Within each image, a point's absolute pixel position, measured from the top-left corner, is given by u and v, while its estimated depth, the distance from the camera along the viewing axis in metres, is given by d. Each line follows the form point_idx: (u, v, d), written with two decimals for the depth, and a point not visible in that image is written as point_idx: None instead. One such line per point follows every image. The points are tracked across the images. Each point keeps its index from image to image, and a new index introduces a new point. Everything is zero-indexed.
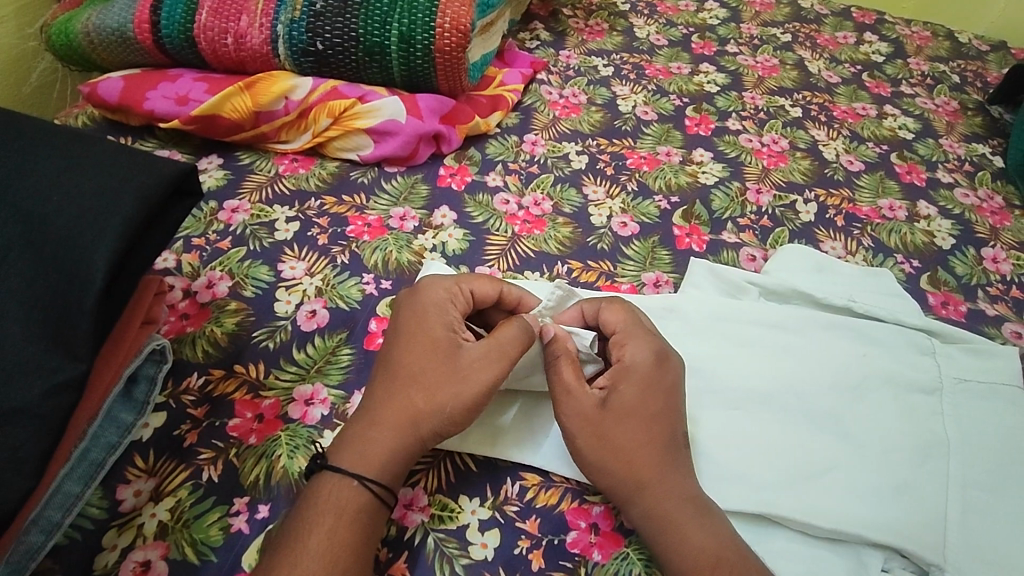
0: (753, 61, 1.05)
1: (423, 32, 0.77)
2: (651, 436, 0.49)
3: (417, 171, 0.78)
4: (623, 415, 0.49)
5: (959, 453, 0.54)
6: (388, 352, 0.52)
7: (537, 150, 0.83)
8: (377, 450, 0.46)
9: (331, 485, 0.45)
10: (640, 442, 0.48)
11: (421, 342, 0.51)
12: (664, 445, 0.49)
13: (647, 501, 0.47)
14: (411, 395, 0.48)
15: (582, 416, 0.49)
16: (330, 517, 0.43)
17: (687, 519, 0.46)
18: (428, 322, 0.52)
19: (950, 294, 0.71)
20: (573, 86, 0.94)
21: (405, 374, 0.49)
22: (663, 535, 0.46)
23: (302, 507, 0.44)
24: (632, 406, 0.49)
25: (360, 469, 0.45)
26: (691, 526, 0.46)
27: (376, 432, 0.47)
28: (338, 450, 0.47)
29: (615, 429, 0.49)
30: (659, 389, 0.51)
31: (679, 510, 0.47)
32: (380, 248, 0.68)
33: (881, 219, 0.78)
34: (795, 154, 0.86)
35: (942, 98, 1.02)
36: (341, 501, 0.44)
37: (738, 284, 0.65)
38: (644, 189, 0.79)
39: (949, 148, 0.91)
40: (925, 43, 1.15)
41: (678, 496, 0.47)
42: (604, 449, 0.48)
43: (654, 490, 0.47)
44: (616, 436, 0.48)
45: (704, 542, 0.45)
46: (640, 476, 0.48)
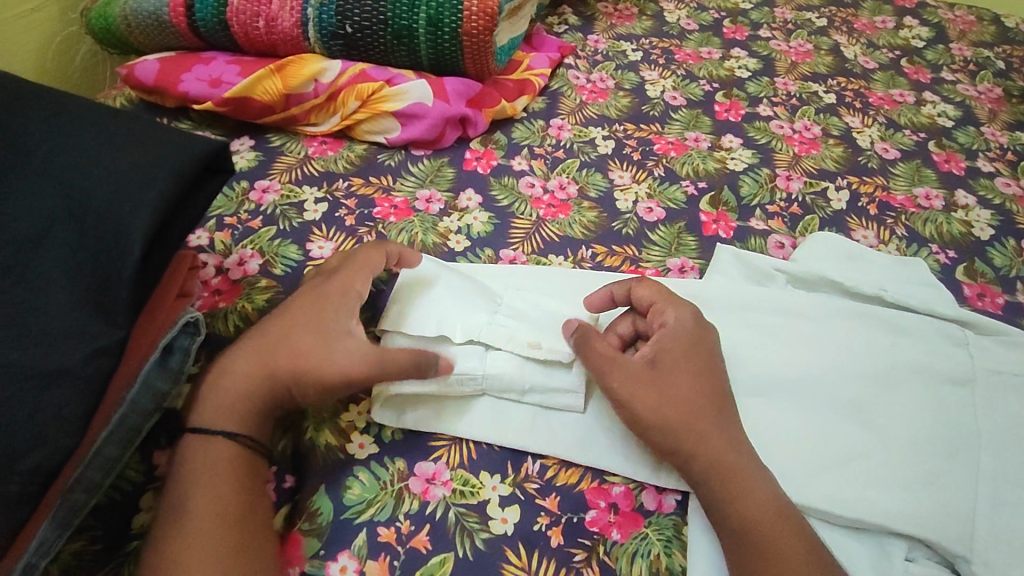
0: (787, 46, 1.03)
1: (451, 18, 0.77)
2: (704, 390, 0.50)
3: (444, 154, 0.78)
4: (672, 371, 0.50)
5: (991, 446, 0.52)
6: (278, 316, 0.52)
7: (563, 135, 0.82)
8: (230, 413, 0.47)
9: (201, 450, 0.46)
10: (692, 394, 0.49)
11: (312, 313, 0.51)
12: (713, 398, 0.50)
13: (706, 453, 0.47)
14: (278, 361, 0.49)
15: (635, 378, 0.49)
16: (213, 478, 0.45)
17: (745, 471, 0.47)
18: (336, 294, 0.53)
19: (987, 286, 0.69)
20: (600, 70, 0.94)
21: (273, 343, 0.50)
22: (724, 486, 0.46)
23: (177, 472, 0.46)
24: (678, 363, 0.51)
25: (219, 428, 0.47)
26: (750, 482, 0.46)
27: (247, 393, 0.48)
28: (200, 413, 0.48)
29: (670, 387, 0.49)
30: (698, 348, 0.52)
31: (740, 465, 0.47)
32: (406, 230, 0.69)
33: (916, 208, 0.76)
34: (828, 141, 0.85)
35: (985, 85, 0.98)
36: (218, 460, 0.46)
37: (764, 271, 0.64)
38: (671, 175, 0.78)
39: (991, 136, 0.88)
40: (968, 28, 1.11)
41: (733, 446, 0.48)
42: (659, 406, 0.48)
43: (712, 442, 0.47)
44: (673, 394, 0.49)
45: (765, 496, 0.46)
46: (700, 429, 0.48)
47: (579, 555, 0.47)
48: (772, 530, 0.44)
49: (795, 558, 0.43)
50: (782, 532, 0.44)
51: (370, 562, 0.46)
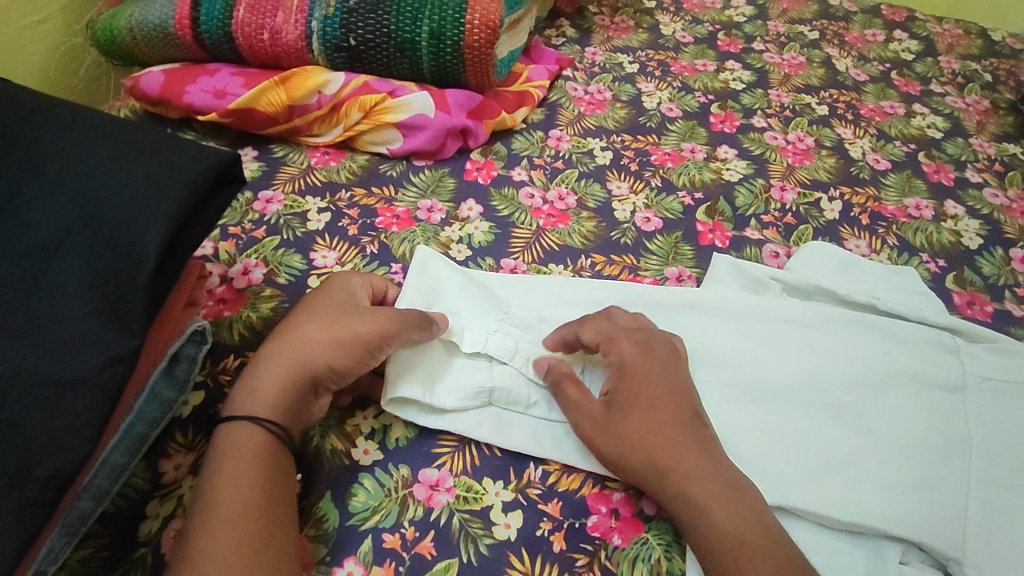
0: (780, 59, 1.05)
1: (452, 29, 0.78)
2: (666, 423, 0.50)
3: (444, 165, 0.80)
4: (632, 409, 0.50)
5: (981, 452, 0.54)
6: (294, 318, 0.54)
7: (562, 146, 0.84)
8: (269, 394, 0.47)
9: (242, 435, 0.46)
10: (653, 430, 0.49)
11: (327, 298, 0.53)
12: (676, 429, 0.49)
13: (671, 488, 0.47)
14: (306, 348, 0.50)
15: (595, 422, 0.51)
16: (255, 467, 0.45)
17: (710, 499, 0.46)
18: (349, 287, 0.55)
19: (976, 294, 0.70)
20: (598, 82, 0.95)
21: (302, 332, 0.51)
22: (693, 518, 0.46)
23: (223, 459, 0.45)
24: (640, 401, 0.51)
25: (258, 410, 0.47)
26: (721, 513, 0.46)
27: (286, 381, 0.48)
28: (245, 395, 0.47)
29: (628, 426, 0.50)
30: (666, 378, 0.52)
31: (711, 494, 0.46)
32: (408, 239, 0.70)
33: (907, 218, 0.78)
34: (821, 152, 0.86)
35: (973, 97, 1.00)
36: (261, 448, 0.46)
37: (760, 280, 0.65)
38: (667, 185, 0.80)
39: (979, 148, 0.90)
40: (956, 41, 1.13)
41: (697, 476, 0.47)
42: (621, 449, 0.49)
43: (677, 475, 0.48)
44: (633, 434, 0.49)
45: (730, 521, 0.45)
46: (662, 465, 0.48)
47: (581, 560, 0.48)
48: (737, 556, 0.44)
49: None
50: (748, 557, 0.44)
51: (376, 568, 0.47)
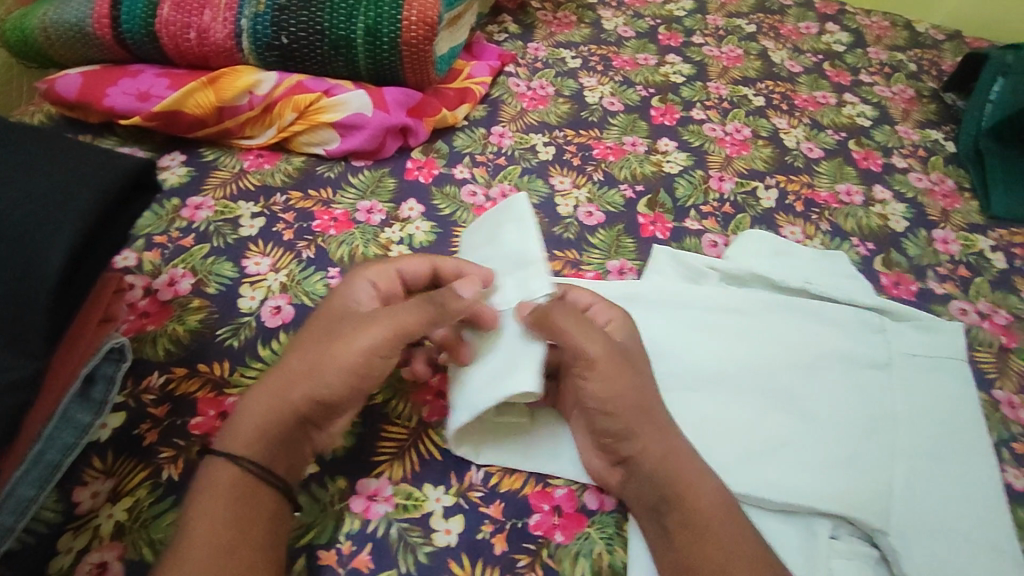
0: (718, 51, 1.07)
1: (389, 25, 0.76)
2: (654, 388, 0.51)
3: (385, 165, 0.78)
4: (635, 365, 0.51)
5: (906, 426, 0.56)
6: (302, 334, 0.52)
7: (504, 143, 0.83)
8: (251, 431, 0.46)
9: (216, 470, 0.45)
10: (649, 390, 0.50)
11: (325, 320, 0.52)
12: (660, 398, 0.51)
13: (660, 445, 0.48)
14: (293, 378, 0.48)
15: (610, 356, 0.49)
16: (224, 504, 0.43)
17: (695, 468, 0.47)
18: (348, 297, 0.54)
19: (902, 275, 0.73)
20: (540, 78, 0.95)
21: (295, 355, 0.50)
22: (670, 485, 0.47)
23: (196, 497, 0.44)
24: (638, 363, 0.52)
25: (236, 448, 0.46)
26: (693, 471, 0.47)
27: (271, 418, 0.47)
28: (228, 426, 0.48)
29: (636, 375, 0.50)
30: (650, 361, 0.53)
31: (686, 457, 0.48)
32: (346, 242, 0.69)
33: (839, 204, 0.80)
34: (757, 142, 0.88)
35: (900, 86, 1.04)
36: (230, 484, 0.44)
37: (698, 270, 0.66)
38: (609, 179, 0.80)
39: (905, 135, 0.94)
40: (884, 32, 1.17)
41: (682, 442, 0.49)
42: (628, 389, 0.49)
43: (669, 438, 0.49)
44: (640, 382, 0.50)
45: (712, 491, 0.46)
46: (655, 422, 0.49)
47: (523, 560, 0.47)
48: (716, 521, 0.45)
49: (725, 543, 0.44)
50: (727, 528, 0.44)
51: None
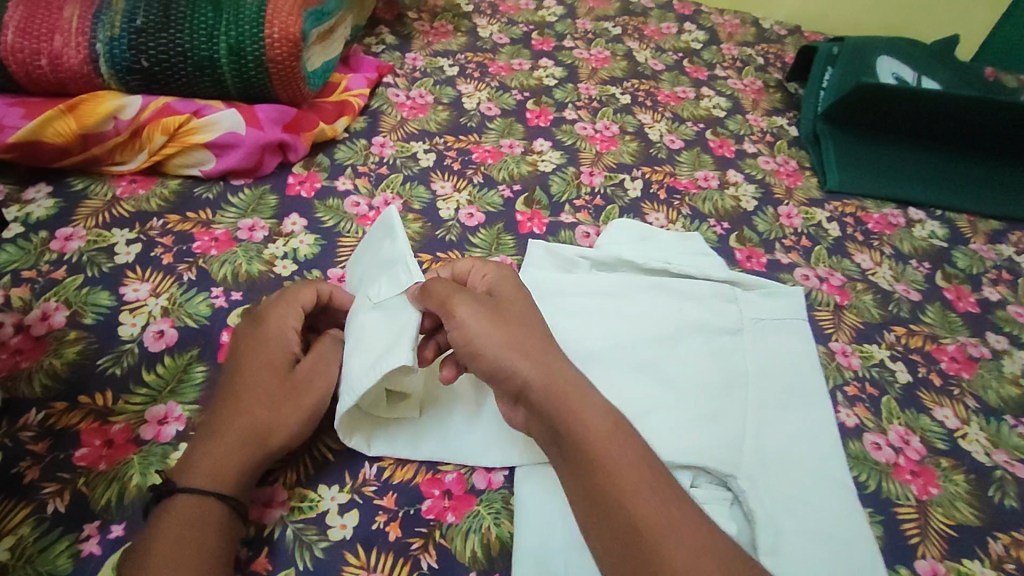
0: (587, 54, 1.14)
1: (252, 43, 0.77)
2: (532, 325, 0.54)
3: (265, 182, 0.79)
4: (506, 307, 0.54)
5: (755, 381, 0.64)
6: (242, 385, 0.52)
7: (385, 152, 0.86)
8: (228, 474, 0.48)
9: (187, 504, 0.46)
10: (526, 326, 0.53)
11: (268, 365, 0.54)
12: (541, 332, 0.53)
13: (539, 373, 0.50)
14: (259, 426, 0.51)
15: (476, 304, 0.52)
16: (193, 532, 0.45)
17: (579, 389, 0.50)
18: (285, 341, 0.55)
19: (754, 249, 0.82)
20: (419, 87, 0.98)
21: (249, 402, 0.51)
22: (559, 408, 0.48)
23: (167, 533, 0.45)
24: (509, 306, 0.54)
25: (213, 488, 0.47)
26: (580, 401, 0.49)
27: (241, 463, 0.49)
28: (187, 472, 0.48)
29: (511, 317, 0.53)
30: (529, 301, 0.56)
31: (575, 387, 0.50)
32: (229, 261, 0.69)
33: (697, 189, 0.89)
34: (625, 138, 0.96)
35: (749, 79, 1.15)
36: (200, 515, 0.46)
37: (569, 260, 0.71)
38: (488, 181, 0.84)
39: (754, 123, 1.04)
40: (735, 30, 1.29)
41: (567, 367, 0.51)
42: (499, 330, 0.51)
43: (552, 364, 0.51)
44: (512, 321, 0.53)
45: (596, 408, 0.49)
46: (529, 353, 0.51)
47: (416, 543, 0.51)
48: (605, 437, 0.47)
49: (625, 468, 0.46)
50: (612, 441, 0.47)
51: None
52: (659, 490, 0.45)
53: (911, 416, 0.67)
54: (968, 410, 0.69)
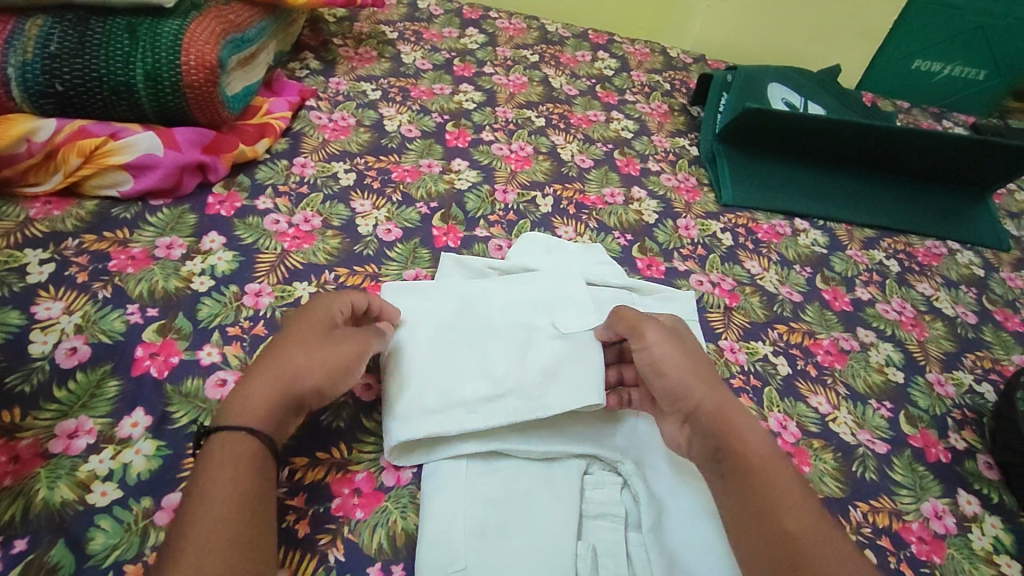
0: (506, 80, 1.21)
1: (169, 70, 0.79)
2: (703, 358, 0.63)
3: (184, 202, 0.81)
4: (688, 341, 0.64)
5: None
6: (291, 334, 0.57)
7: (306, 172, 0.89)
8: (265, 413, 0.51)
9: (227, 439, 0.49)
10: (697, 360, 0.62)
11: (312, 321, 0.58)
12: (708, 367, 0.62)
13: (709, 401, 0.58)
14: (298, 368, 0.54)
15: (663, 332, 0.62)
16: (234, 468, 0.48)
17: (742, 418, 0.57)
18: (330, 307, 0.60)
19: (654, 258, 0.89)
20: (341, 110, 1.02)
21: (293, 343, 0.56)
22: (729, 429, 0.56)
23: (210, 466, 0.48)
24: (689, 342, 0.64)
25: (249, 422, 0.50)
26: (749, 434, 0.56)
27: (276, 404, 0.52)
28: (229, 407, 0.51)
29: (655, 346, 0.61)
30: (697, 341, 0.66)
31: (741, 420, 0.57)
32: (145, 279, 0.71)
33: (604, 204, 0.96)
34: (538, 157, 1.02)
35: (656, 103, 1.25)
36: (239, 452, 0.49)
37: (478, 270, 0.77)
38: (407, 198, 0.89)
39: (658, 143, 1.13)
40: (644, 58, 1.39)
41: (713, 393, 0.59)
42: (690, 360, 0.61)
43: (691, 396, 0.58)
44: (692, 353, 0.62)
45: (758, 439, 0.55)
46: (713, 383, 0.60)
47: (324, 538, 0.54)
48: (756, 463, 0.53)
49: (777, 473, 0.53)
50: (757, 463, 0.53)
51: None
52: (816, 506, 0.51)
53: (788, 404, 0.74)
54: (838, 396, 0.77)
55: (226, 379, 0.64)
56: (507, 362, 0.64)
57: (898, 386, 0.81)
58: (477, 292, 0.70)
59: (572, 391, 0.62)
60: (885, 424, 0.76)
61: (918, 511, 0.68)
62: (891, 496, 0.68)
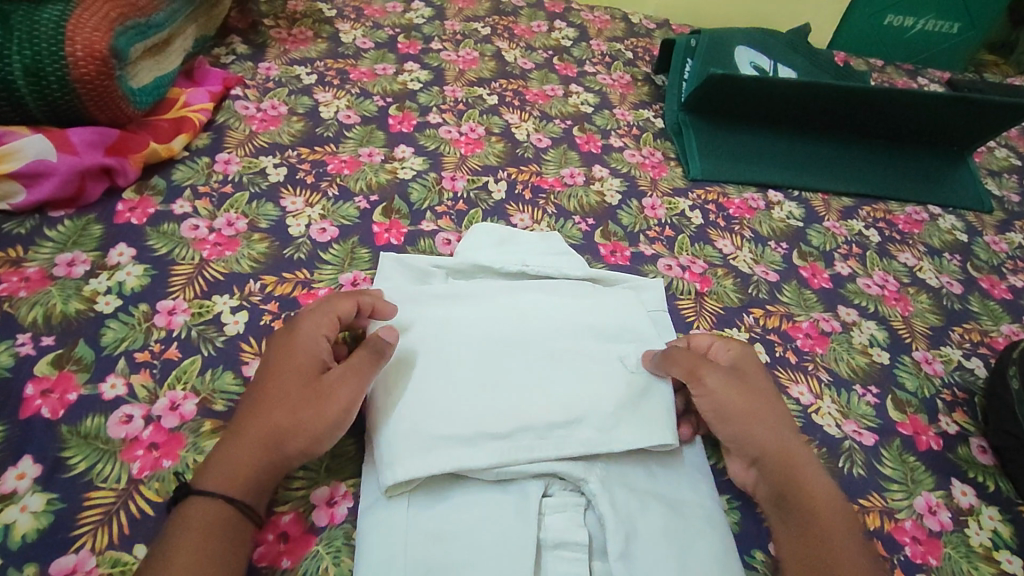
0: (455, 56, 1.12)
1: (52, 63, 0.69)
2: (773, 399, 0.60)
3: (90, 211, 0.72)
4: (750, 378, 0.60)
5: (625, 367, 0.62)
6: (269, 380, 0.54)
7: (230, 170, 0.80)
8: (247, 476, 0.49)
9: (199, 506, 0.47)
10: (766, 400, 0.59)
11: (298, 372, 0.54)
12: (779, 408, 0.59)
13: (780, 446, 0.56)
14: (273, 416, 0.51)
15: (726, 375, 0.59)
16: (200, 534, 0.46)
17: (814, 468, 0.56)
18: (315, 351, 0.55)
19: (618, 244, 0.82)
20: (271, 98, 0.93)
21: (269, 397, 0.52)
22: (794, 479, 0.55)
23: (179, 534, 0.46)
24: (751, 381, 0.60)
25: (225, 488, 0.48)
26: (806, 474, 0.55)
27: (259, 461, 0.50)
28: (206, 472, 0.49)
29: (717, 387, 0.58)
30: (766, 376, 0.62)
31: (797, 459, 0.56)
32: (41, 303, 0.62)
33: (563, 187, 0.89)
34: (491, 139, 0.94)
35: (618, 74, 1.17)
36: (207, 519, 0.46)
37: (423, 270, 0.69)
38: (344, 193, 0.81)
39: (621, 117, 1.05)
40: (604, 26, 1.30)
41: (791, 439, 0.57)
42: (750, 404, 0.58)
43: (761, 441, 0.56)
44: (753, 393, 0.59)
45: (831, 489, 0.55)
46: (779, 428, 0.57)
47: None
48: (822, 521, 0.52)
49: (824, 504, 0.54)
50: (828, 522, 0.52)
51: None
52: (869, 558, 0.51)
53: None
54: (821, 384, 0.71)
55: (132, 415, 0.56)
56: (548, 396, 0.57)
57: (883, 367, 0.75)
58: (518, 318, 0.63)
59: (596, 434, 0.56)
60: (871, 411, 0.70)
61: (910, 508, 0.63)
62: (881, 494, 0.63)
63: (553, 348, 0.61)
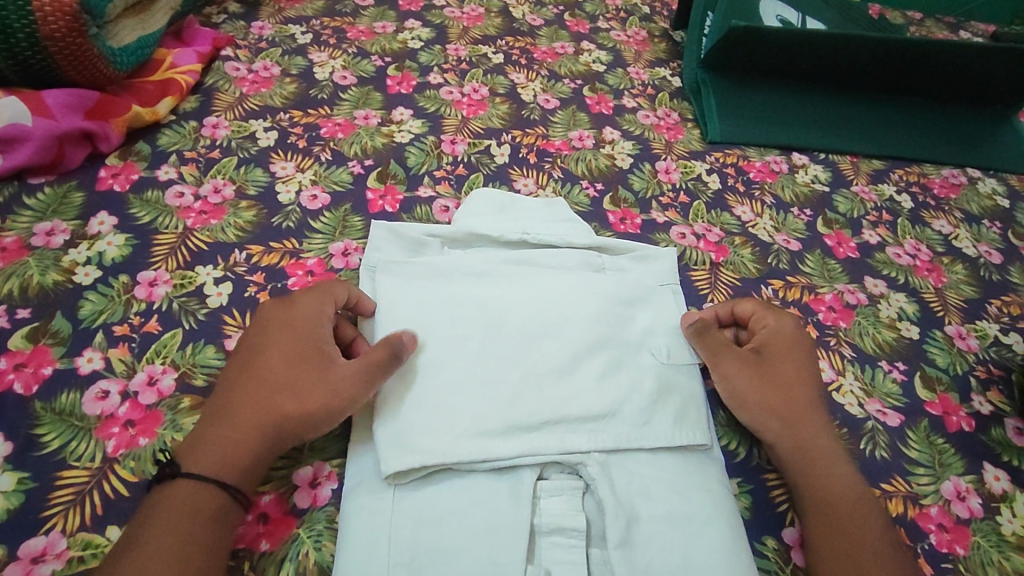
0: (459, 12, 1.05)
1: (19, 18, 0.66)
2: (803, 380, 0.57)
3: (71, 177, 0.68)
4: (775, 362, 0.58)
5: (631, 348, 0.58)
6: (263, 361, 0.51)
7: (218, 134, 0.76)
8: (237, 454, 0.47)
9: (182, 488, 0.45)
10: (789, 382, 0.57)
11: (292, 342, 0.52)
12: (810, 396, 0.57)
13: (797, 437, 0.54)
14: (274, 399, 0.49)
15: (740, 365, 0.57)
16: (183, 519, 0.44)
17: (833, 461, 0.53)
18: (316, 329, 0.53)
19: (628, 211, 0.77)
20: (263, 58, 0.88)
21: (269, 379, 0.50)
22: (811, 466, 0.53)
23: (156, 514, 0.44)
24: (784, 366, 0.58)
25: (213, 469, 0.46)
26: (831, 471, 0.53)
27: (251, 440, 0.48)
28: (192, 451, 0.47)
29: (735, 379, 0.57)
30: (803, 357, 0.59)
31: (826, 456, 0.53)
32: (17, 274, 0.59)
33: (570, 150, 0.83)
34: (494, 100, 0.89)
35: (633, 30, 1.09)
36: (194, 503, 0.44)
37: (416, 240, 0.65)
38: (337, 157, 0.76)
39: (635, 75, 0.99)
40: None
41: (808, 426, 0.55)
42: (765, 396, 0.56)
43: (780, 429, 0.55)
44: (777, 380, 0.57)
45: (851, 484, 0.52)
46: (796, 418, 0.55)
47: None
48: (840, 516, 0.50)
49: (851, 503, 0.51)
50: (846, 520, 0.50)
51: None
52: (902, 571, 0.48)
53: None
54: (845, 361, 0.66)
55: (109, 391, 0.53)
56: (578, 381, 0.54)
57: (913, 342, 0.70)
58: (547, 292, 0.59)
59: (631, 429, 0.52)
60: (898, 390, 0.65)
61: (938, 495, 0.58)
62: (907, 479, 0.59)
63: (585, 325, 0.57)
